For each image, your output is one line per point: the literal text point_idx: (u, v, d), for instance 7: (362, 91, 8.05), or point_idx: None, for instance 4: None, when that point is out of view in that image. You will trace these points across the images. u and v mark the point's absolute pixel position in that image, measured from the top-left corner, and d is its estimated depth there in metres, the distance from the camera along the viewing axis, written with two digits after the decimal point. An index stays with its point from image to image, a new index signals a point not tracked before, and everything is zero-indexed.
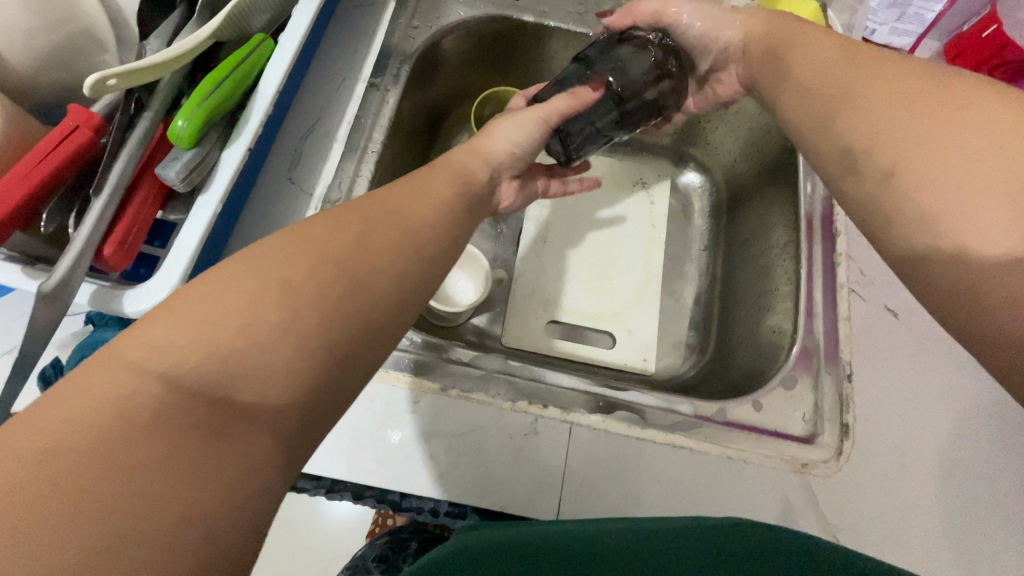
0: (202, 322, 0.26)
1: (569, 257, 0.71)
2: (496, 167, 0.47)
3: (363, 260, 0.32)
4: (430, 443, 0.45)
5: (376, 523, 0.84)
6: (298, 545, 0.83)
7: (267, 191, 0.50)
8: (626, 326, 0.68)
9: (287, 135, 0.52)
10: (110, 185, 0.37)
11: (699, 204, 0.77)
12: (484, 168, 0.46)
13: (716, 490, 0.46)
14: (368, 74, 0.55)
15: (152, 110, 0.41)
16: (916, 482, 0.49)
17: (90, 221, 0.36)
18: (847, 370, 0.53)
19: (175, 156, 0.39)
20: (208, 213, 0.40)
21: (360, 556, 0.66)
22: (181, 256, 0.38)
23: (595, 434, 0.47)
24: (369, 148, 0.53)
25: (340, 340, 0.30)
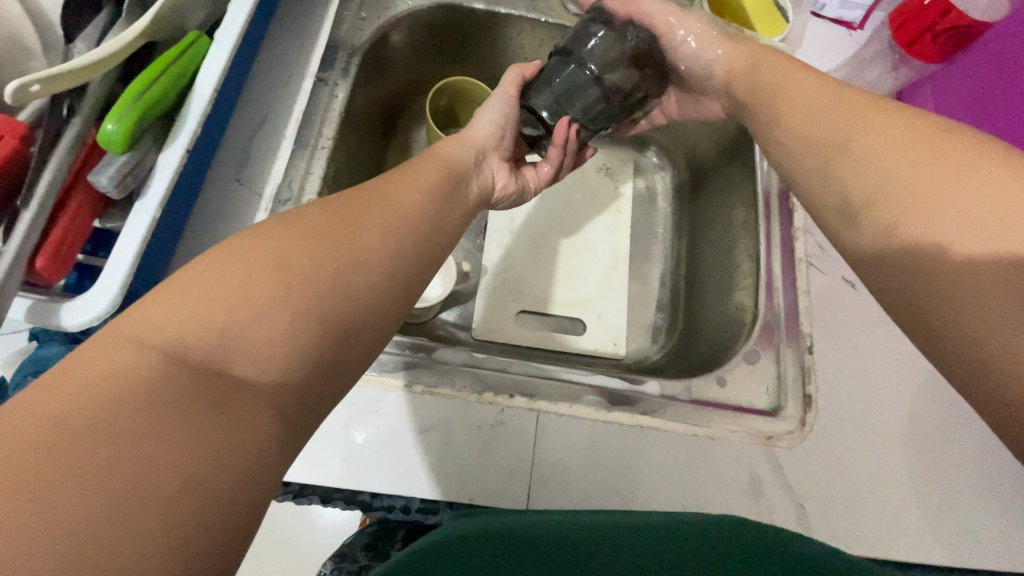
0: (135, 335, 0.25)
1: (535, 246, 0.71)
2: (477, 154, 0.50)
3: (311, 259, 0.30)
4: (396, 442, 0.45)
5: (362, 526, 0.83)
6: (286, 548, 0.82)
7: (215, 194, 0.48)
8: (596, 311, 0.68)
9: (232, 135, 0.51)
10: (38, 195, 0.35)
11: (662, 186, 0.77)
12: (465, 154, 0.49)
13: (685, 468, 0.47)
14: (315, 68, 0.54)
15: (80, 115, 0.39)
16: (880, 446, 0.50)
17: (20, 230, 0.34)
18: (808, 342, 0.54)
19: (107, 162, 0.38)
20: (147, 220, 0.38)
21: (347, 546, 0.64)
22: (121, 264, 0.37)
23: (563, 420, 0.47)
24: (320, 146, 0.52)
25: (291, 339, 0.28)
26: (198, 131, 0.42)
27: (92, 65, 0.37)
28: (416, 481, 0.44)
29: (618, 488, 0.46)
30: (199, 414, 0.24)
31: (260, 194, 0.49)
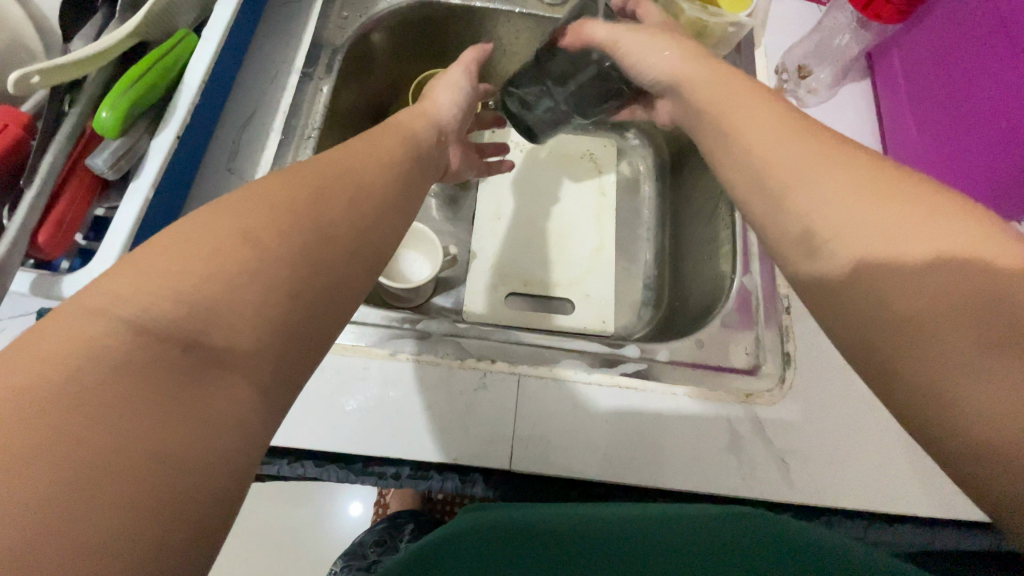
0: (121, 276, 0.25)
1: (523, 230, 0.73)
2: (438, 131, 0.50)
3: (291, 201, 0.31)
4: (383, 406, 0.47)
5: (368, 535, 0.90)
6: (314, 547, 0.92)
7: (207, 182, 0.51)
8: (583, 290, 0.70)
9: (223, 129, 0.54)
10: (41, 176, 0.37)
11: (644, 168, 0.79)
12: (426, 130, 0.49)
13: (663, 425, 0.48)
14: (300, 64, 0.57)
15: (80, 104, 0.41)
16: (863, 400, 0.50)
17: (23, 210, 0.36)
18: (786, 303, 0.55)
19: (103, 147, 0.41)
20: (140, 200, 0.41)
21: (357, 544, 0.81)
22: (115, 240, 0.40)
23: (543, 383, 0.49)
24: (306, 135, 0.54)
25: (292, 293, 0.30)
26: (187, 119, 0.45)
27: (89, 60, 0.39)
28: (404, 445, 0.46)
29: (599, 445, 0.47)
30: (182, 351, 0.25)
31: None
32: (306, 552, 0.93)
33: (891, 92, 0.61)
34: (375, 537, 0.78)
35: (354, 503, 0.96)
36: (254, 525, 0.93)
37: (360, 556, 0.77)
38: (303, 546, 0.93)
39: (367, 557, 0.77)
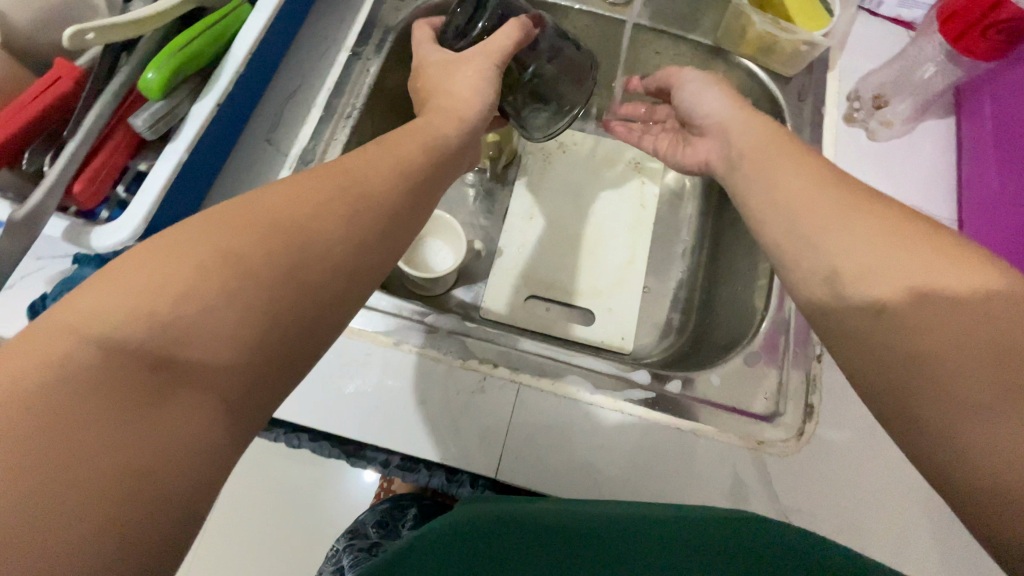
0: None
1: (554, 233, 0.71)
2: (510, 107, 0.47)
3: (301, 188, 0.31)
4: (380, 394, 0.47)
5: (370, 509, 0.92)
6: (319, 509, 0.95)
7: (247, 150, 0.53)
8: (607, 304, 0.67)
9: (269, 99, 0.55)
10: (83, 130, 0.39)
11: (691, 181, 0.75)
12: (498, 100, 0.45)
13: (662, 461, 0.46)
14: (351, 43, 0.57)
15: (130, 62, 0.42)
16: (891, 471, 0.46)
17: (63, 160, 0.38)
18: (817, 351, 0.50)
19: (146, 107, 0.42)
20: (174, 162, 0.42)
21: (356, 523, 0.82)
22: (146, 202, 0.41)
23: (543, 396, 0.47)
24: (347, 115, 0.55)
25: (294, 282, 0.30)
26: (230, 88, 0.46)
27: (142, 20, 0.40)
28: (394, 436, 0.46)
29: (590, 468, 0.45)
30: (164, 331, 0.25)
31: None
32: (316, 510, 0.95)
33: (975, 134, 0.54)
34: (377, 517, 0.80)
35: (367, 471, 0.97)
36: (266, 478, 0.96)
37: (361, 535, 0.78)
38: (315, 503, 0.96)
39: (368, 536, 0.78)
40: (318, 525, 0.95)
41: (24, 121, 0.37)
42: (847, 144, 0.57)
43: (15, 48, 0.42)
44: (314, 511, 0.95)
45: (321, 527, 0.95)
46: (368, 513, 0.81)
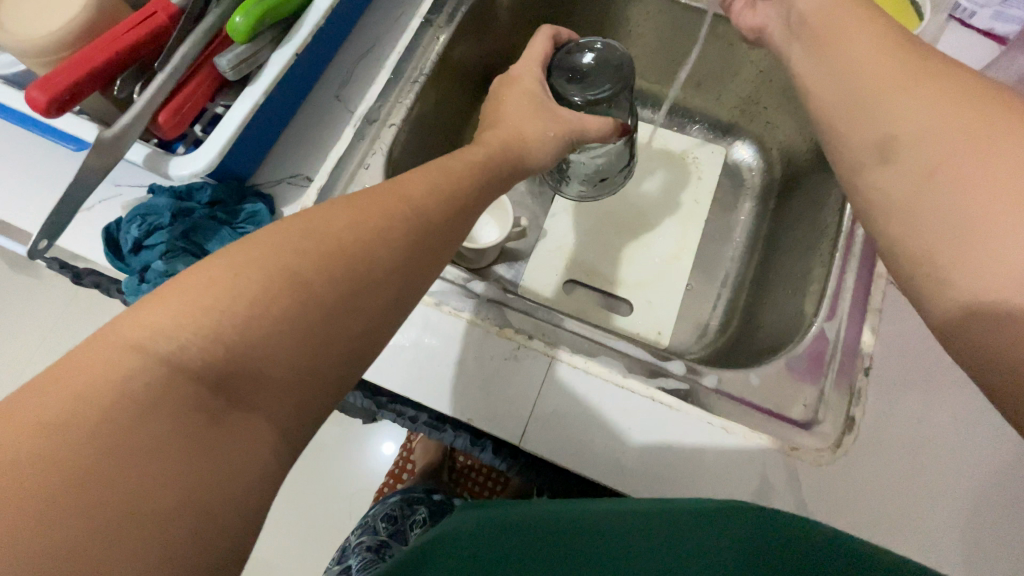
0: None
1: (600, 221, 0.71)
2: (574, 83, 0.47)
3: None
4: (416, 350, 0.48)
5: (385, 483, 0.97)
6: (340, 472, 0.99)
7: (316, 104, 0.54)
8: (647, 296, 0.67)
9: (342, 58, 0.56)
10: (172, 64, 0.41)
11: (748, 182, 0.74)
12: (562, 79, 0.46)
13: (691, 453, 0.45)
14: (425, 10, 0.58)
15: (221, 6, 0.44)
16: (930, 494, 0.44)
17: (151, 90, 0.40)
18: (866, 364, 0.48)
19: (230, 49, 0.44)
20: (250, 104, 0.44)
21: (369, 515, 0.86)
22: (222, 139, 0.43)
23: (575, 373, 0.47)
24: (414, 79, 0.56)
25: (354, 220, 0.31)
26: (309, 39, 0.47)
27: None
28: (425, 391, 0.47)
29: (614, 448, 0.45)
30: None
31: (305, 185, 0.51)
32: (337, 471, 0.99)
33: None
34: (387, 512, 0.83)
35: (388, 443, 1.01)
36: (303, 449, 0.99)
37: (371, 530, 0.82)
38: (335, 463, 0.99)
39: (379, 531, 0.81)
40: (338, 487, 0.98)
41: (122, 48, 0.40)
42: None
43: None
44: (335, 472, 0.99)
45: (340, 489, 0.98)
46: (380, 506, 0.85)
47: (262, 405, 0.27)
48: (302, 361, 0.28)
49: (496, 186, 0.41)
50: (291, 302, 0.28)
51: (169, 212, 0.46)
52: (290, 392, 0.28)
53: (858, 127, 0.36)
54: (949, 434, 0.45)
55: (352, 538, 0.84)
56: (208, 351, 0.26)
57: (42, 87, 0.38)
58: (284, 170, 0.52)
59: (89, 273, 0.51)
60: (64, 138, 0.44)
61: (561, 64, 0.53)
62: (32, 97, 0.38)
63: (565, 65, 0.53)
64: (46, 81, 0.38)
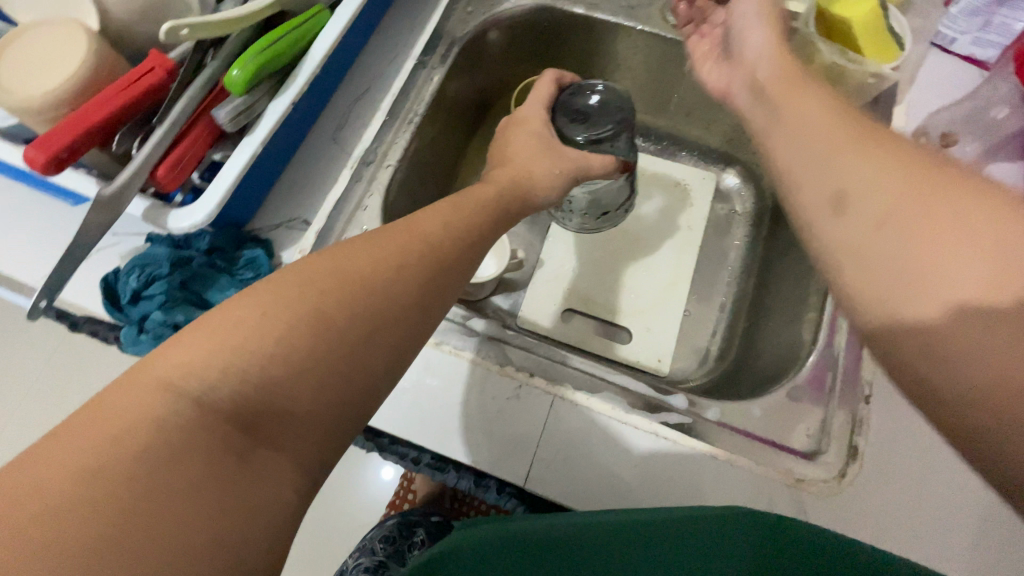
0: None
1: (596, 249, 0.71)
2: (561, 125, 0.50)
3: None
4: (418, 390, 0.48)
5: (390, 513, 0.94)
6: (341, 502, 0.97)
7: (313, 147, 0.55)
8: (645, 324, 0.67)
9: (338, 101, 0.57)
10: (170, 119, 0.42)
11: (741, 207, 0.75)
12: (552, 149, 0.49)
13: (694, 488, 0.45)
14: (418, 52, 0.59)
15: (218, 60, 0.45)
16: (937, 524, 0.44)
17: (150, 145, 0.41)
18: (866, 391, 0.48)
19: (228, 101, 0.44)
20: (248, 154, 0.44)
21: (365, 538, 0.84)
22: (219, 190, 0.43)
23: (577, 410, 0.47)
24: (409, 120, 0.57)
25: (354, 275, 0.31)
26: (305, 88, 0.48)
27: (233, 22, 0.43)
28: (427, 432, 0.47)
29: (618, 486, 0.45)
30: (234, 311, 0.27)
31: (303, 230, 0.52)
32: (339, 503, 0.97)
33: None
34: (386, 533, 0.82)
35: (389, 469, 0.99)
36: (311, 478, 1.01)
37: (369, 551, 0.81)
38: (337, 496, 0.97)
39: (377, 551, 0.80)
40: (340, 517, 0.96)
41: (120, 105, 0.41)
42: None
43: (117, 40, 0.46)
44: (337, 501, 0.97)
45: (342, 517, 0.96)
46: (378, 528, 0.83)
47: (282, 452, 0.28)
48: (302, 419, 0.28)
49: (494, 230, 0.42)
50: (293, 368, 0.28)
51: (167, 261, 0.45)
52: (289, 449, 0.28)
53: (809, 181, 0.37)
54: (952, 461, 0.45)
55: (349, 561, 0.82)
56: (222, 415, 0.27)
57: (41, 147, 0.38)
58: (281, 215, 0.52)
59: (86, 321, 0.50)
60: (63, 194, 0.45)
61: (563, 106, 0.55)
62: (30, 156, 0.38)
63: (566, 107, 0.55)
64: (45, 140, 0.38)
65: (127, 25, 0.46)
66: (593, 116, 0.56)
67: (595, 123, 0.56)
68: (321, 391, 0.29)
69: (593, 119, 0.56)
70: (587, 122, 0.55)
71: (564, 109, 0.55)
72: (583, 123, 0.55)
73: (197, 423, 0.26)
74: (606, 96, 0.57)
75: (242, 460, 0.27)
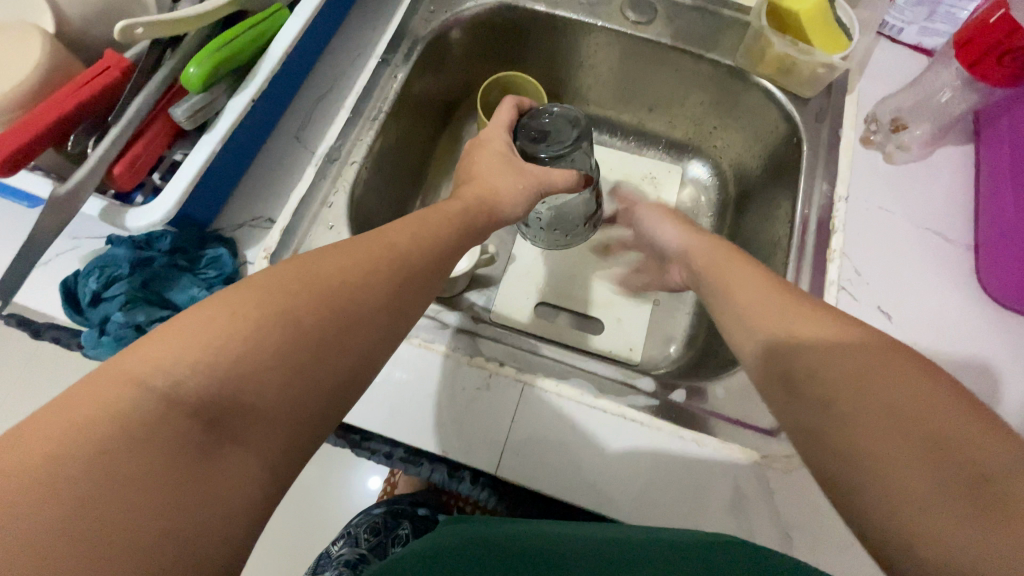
0: None
1: (567, 243, 0.72)
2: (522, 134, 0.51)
3: None
4: (388, 384, 0.48)
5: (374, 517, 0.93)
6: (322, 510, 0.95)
7: (277, 146, 0.55)
8: (617, 314, 0.68)
9: (301, 100, 0.57)
10: (127, 117, 0.41)
11: (705, 198, 0.77)
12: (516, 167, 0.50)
13: (662, 469, 0.46)
14: (381, 50, 0.60)
15: (175, 59, 0.45)
16: None
17: (106, 143, 0.40)
18: None
19: (186, 99, 0.44)
20: (208, 151, 0.44)
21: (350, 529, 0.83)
22: (178, 187, 0.43)
23: (547, 397, 0.48)
24: (373, 116, 0.57)
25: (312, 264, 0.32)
26: (265, 85, 0.48)
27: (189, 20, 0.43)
28: (399, 425, 0.47)
29: (589, 469, 0.46)
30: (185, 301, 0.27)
31: (268, 228, 0.52)
32: (321, 511, 0.95)
33: (993, 161, 0.54)
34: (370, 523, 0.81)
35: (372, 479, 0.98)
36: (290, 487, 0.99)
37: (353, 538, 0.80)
38: (319, 503, 0.96)
39: (361, 543, 0.79)
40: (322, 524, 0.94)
41: (74, 105, 0.40)
42: (863, 166, 0.57)
43: (70, 42, 0.45)
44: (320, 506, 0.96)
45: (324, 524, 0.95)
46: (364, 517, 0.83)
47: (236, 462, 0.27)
48: (258, 411, 0.28)
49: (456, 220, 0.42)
50: (249, 370, 0.28)
51: (129, 262, 0.45)
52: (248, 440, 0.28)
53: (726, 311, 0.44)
54: None
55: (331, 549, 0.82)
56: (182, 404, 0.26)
57: None
58: (245, 214, 0.52)
59: (48, 328, 0.49)
60: (18, 196, 0.44)
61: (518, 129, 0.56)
62: None
63: (522, 130, 0.56)
64: None
65: (80, 25, 0.45)
66: (550, 134, 0.56)
67: (551, 141, 0.55)
68: (276, 386, 0.28)
69: (550, 137, 0.56)
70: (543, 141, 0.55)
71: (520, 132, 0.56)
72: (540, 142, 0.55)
73: (163, 417, 0.25)
74: (562, 116, 0.57)
75: (206, 455, 0.26)
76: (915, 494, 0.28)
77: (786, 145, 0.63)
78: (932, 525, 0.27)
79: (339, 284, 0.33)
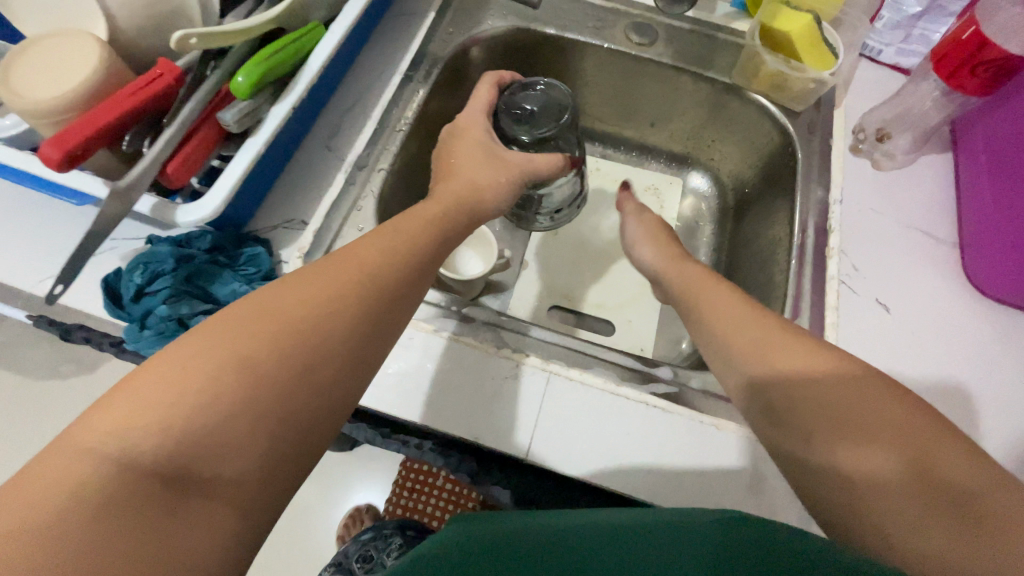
0: None
1: (576, 250, 0.76)
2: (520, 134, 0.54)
3: None
4: (418, 377, 0.50)
5: None
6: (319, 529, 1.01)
7: (308, 154, 0.58)
8: (626, 317, 0.71)
9: (330, 112, 0.61)
10: (179, 119, 0.44)
11: (705, 208, 0.81)
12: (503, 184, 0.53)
13: (684, 454, 0.48)
14: (404, 68, 0.64)
15: (222, 68, 0.48)
16: None
17: (160, 143, 0.43)
18: None
19: (233, 105, 0.47)
20: (252, 153, 0.47)
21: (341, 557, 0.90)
22: (225, 186, 0.45)
23: (572, 385, 0.50)
24: (398, 127, 0.61)
25: None
26: (303, 95, 0.51)
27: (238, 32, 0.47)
28: (430, 415, 0.48)
29: (615, 454, 0.48)
30: None
31: (301, 229, 0.54)
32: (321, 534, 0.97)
33: (969, 165, 0.59)
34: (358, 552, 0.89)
35: None
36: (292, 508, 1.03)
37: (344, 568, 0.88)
38: None
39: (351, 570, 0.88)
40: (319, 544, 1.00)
41: (131, 107, 0.43)
42: (853, 171, 0.62)
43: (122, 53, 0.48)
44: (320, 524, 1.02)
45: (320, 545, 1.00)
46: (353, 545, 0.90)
47: (221, 496, 0.28)
48: (287, 405, 0.31)
49: None
50: (248, 392, 0.30)
51: (172, 258, 0.47)
52: (261, 432, 0.30)
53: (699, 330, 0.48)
54: None
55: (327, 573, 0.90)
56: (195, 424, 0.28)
57: (55, 143, 0.39)
58: (279, 216, 0.54)
59: (79, 328, 0.49)
60: (67, 194, 0.46)
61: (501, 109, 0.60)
62: (45, 152, 0.39)
63: (505, 111, 0.60)
64: (59, 138, 0.40)
65: (133, 37, 0.48)
66: (532, 115, 0.60)
67: (532, 123, 0.59)
68: (279, 396, 0.31)
69: (530, 119, 0.59)
70: (524, 123, 0.59)
71: (503, 112, 0.60)
72: (518, 123, 0.59)
73: (160, 450, 0.27)
74: (544, 97, 0.60)
75: (181, 499, 0.27)
76: (886, 508, 0.33)
77: (781, 155, 0.67)
78: (899, 535, 0.32)
79: (355, 283, 0.35)
